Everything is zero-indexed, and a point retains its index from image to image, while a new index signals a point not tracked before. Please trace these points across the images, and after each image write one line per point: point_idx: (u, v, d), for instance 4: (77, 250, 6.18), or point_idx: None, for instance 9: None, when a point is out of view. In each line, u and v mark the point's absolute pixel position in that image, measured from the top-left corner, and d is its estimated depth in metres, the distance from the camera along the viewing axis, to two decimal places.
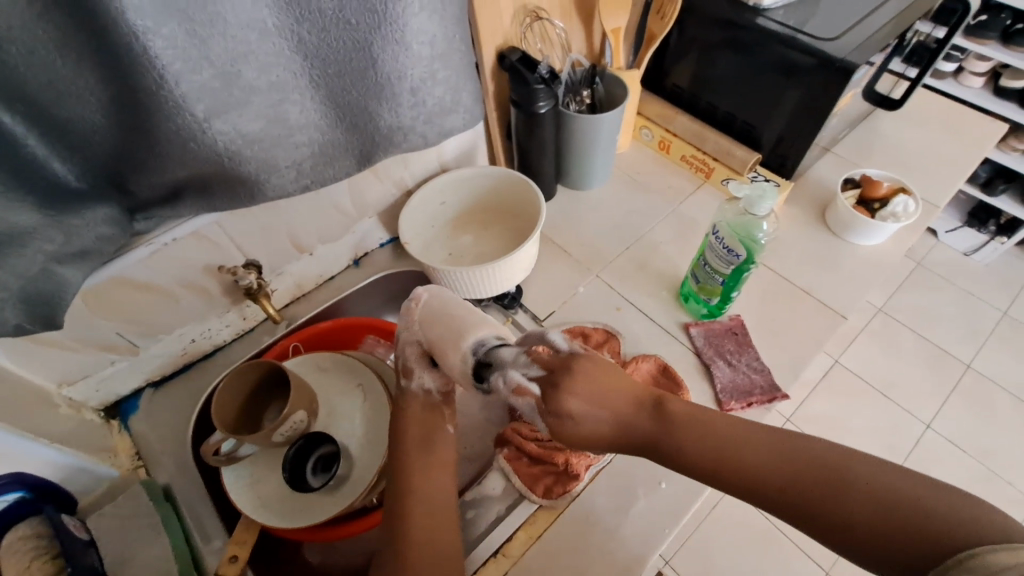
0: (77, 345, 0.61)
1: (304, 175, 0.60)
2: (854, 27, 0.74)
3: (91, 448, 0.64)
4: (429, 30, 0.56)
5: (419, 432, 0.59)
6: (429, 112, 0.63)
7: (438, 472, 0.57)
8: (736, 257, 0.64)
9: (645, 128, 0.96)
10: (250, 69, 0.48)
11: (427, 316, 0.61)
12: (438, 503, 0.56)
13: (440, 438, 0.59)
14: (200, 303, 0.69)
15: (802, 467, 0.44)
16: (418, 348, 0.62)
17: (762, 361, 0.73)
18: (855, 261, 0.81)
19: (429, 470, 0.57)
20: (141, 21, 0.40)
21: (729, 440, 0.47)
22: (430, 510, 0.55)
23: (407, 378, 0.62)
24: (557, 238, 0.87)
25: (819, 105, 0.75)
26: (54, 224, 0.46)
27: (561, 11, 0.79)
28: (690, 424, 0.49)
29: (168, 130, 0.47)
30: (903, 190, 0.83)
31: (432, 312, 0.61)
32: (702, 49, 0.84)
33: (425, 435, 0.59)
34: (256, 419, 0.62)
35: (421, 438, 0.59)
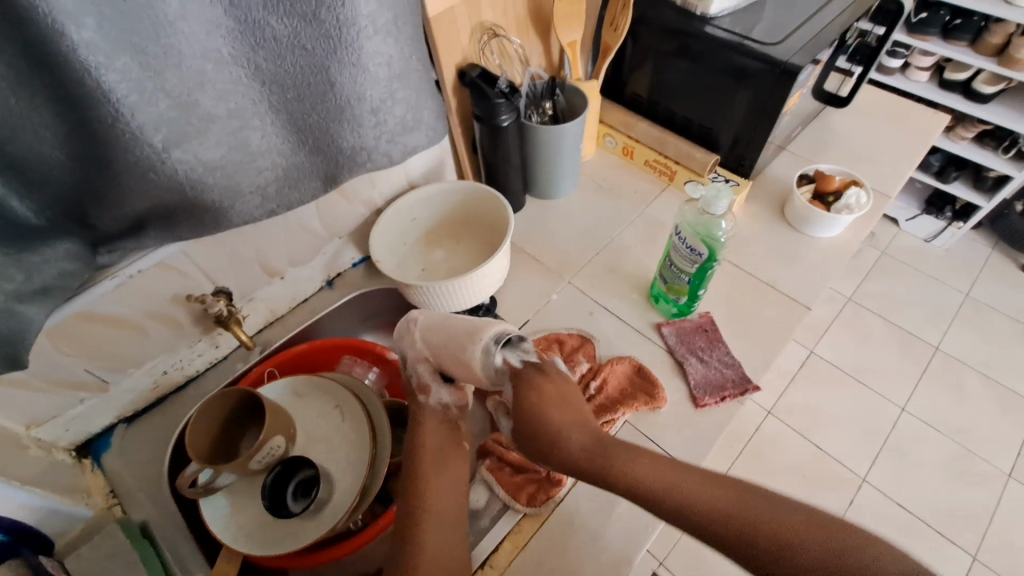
0: (44, 385, 0.60)
1: (269, 200, 0.60)
2: (796, 31, 0.78)
3: (64, 489, 0.62)
4: (386, 51, 0.57)
5: (431, 446, 0.62)
6: (391, 131, 0.64)
7: (449, 483, 0.60)
8: (699, 256, 0.65)
9: (609, 135, 0.98)
10: (207, 98, 0.49)
11: (430, 332, 0.65)
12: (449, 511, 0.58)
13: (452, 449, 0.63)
14: (171, 334, 0.69)
15: (757, 507, 0.48)
16: (430, 364, 0.65)
17: (733, 356, 0.74)
18: (815, 253, 0.84)
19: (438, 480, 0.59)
20: (93, 57, 0.40)
21: (683, 477, 0.52)
22: (444, 520, 0.57)
23: (424, 395, 0.65)
24: (528, 247, 0.89)
25: (769, 106, 0.79)
26: (13, 262, 0.46)
27: (518, 27, 0.81)
28: (647, 462, 0.54)
29: (127, 162, 0.47)
30: (855, 182, 0.87)
31: (436, 329, 0.64)
32: (656, 57, 0.87)
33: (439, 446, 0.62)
34: (232, 449, 0.61)
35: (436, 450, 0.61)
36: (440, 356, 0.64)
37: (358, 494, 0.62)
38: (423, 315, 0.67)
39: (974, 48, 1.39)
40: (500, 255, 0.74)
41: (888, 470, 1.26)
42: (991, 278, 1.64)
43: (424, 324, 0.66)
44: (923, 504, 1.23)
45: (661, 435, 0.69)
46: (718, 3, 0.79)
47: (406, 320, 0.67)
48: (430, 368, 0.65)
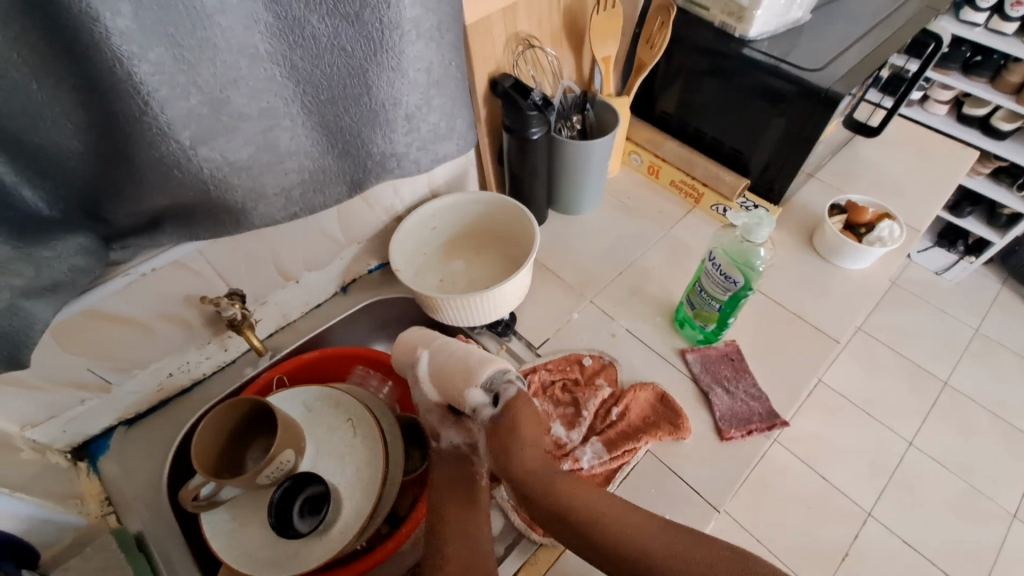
0: (44, 384, 0.57)
1: (293, 203, 0.57)
2: (837, 58, 0.76)
3: (58, 496, 0.59)
4: (425, 57, 0.55)
5: (456, 491, 0.58)
6: (422, 138, 0.62)
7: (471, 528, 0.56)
8: (734, 283, 0.63)
9: (635, 153, 0.97)
10: (240, 95, 0.47)
11: (436, 367, 0.59)
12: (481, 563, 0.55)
13: (473, 497, 0.58)
14: (180, 336, 0.66)
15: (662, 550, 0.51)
16: (438, 411, 0.59)
17: (759, 388, 0.72)
18: (844, 285, 0.82)
19: (464, 527, 0.56)
20: (127, 46, 0.38)
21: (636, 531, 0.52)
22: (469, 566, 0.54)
23: (436, 438, 0.60)
24: (550, 263, 0.86)
25: (804, 133, 0.77)
26: (22, 257, 0.43)
27: (553, 39, 0.80)
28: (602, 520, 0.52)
29: (152, 157, 0.45)
30: (888, 215, 0.85)
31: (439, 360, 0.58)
32: (688, 77, 0.86)
33: (464, 495, 0.58)
34: (237, 461, 0.58)
35: (464, 495, 0.58)
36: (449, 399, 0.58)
37: (370, 514, 0.59)
38: (432, 350, 0.60)
39: (993, 84, 1.38)
40: (523, 273, 0.71)
41: (899, 507, 1.22)
42: (1001, 315, 1.62)
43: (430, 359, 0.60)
44: (931, 544, 1.20)
45: (684, 467, 0.66)
46: (758, 26, 0.77)
47: (414, 352, 0.62)
48: (435, 406, 0.59)
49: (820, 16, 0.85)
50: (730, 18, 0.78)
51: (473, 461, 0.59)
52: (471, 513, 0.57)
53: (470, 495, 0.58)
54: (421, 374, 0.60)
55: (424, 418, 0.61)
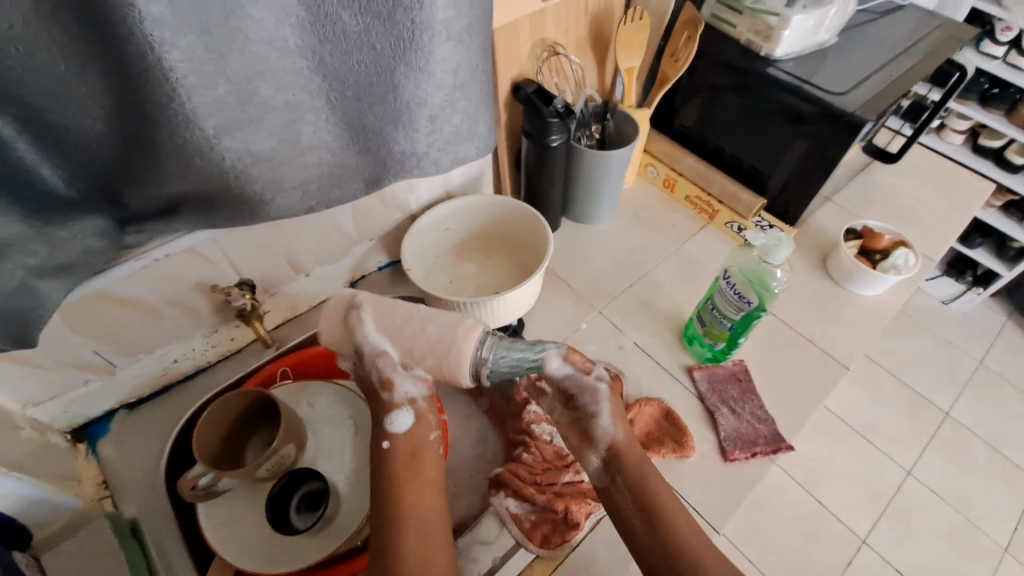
0: (50, 364, 0.57)
1: (310, 196, 0.57)
2: (862, 83, 0.76)
3: (57, 477, 0.59)
4: (453, 59, 0.55)
5: (411, 474, 0.57)
6: (444, 140, 0.61)
7: (424, 488, 0.57)
8: (748, 304, 0.63)
9: (651, 165, 0.96)
10: (267, 87, 0.46)
11: (387, 326, 0.60)
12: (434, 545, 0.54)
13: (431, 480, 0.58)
14: (187, 322, 0.66)
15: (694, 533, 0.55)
16: (391, 358, 0.60)
17: (766, 411, 0.71)
18: (856, 312, 0.82)
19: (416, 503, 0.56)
20: (159, 33, 0.38)
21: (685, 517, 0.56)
22: (428, 548, 0.53)
23: (386, 391, 0.60)
24: (561, 271, 0.86)
25: (823, 157, 0.77)
26: (37, 236, 0.44)
27: (577, 46, 0.79)
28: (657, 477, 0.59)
29: (175, 144, 0.45)
30: (904, 243, 0.84)
31: (390, 315, 0.60)
32: (710, 93, 0.86)
33: (410, 458, 0.58)
34: (238, 454, 0.58)
35: (422, 477, 0.57)
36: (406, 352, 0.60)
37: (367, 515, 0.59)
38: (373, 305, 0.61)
39: (1011, 117, 1.37)
40: (534, 281, 0.71)
41: (896, 537, 1.19)
42: (1005, 348, 1.60)
43: (375, 313, 0.61)
44: None
45: (686, 486, 0.65)
46: (784, 45, 0.77)
47: (352, 308, 0.61)
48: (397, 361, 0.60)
49: (847, 39, 0.84)
50: (757, 36, 0.78)
51: (427, 416, 0.61)
52: (426, 489, 0.57)
53: (411, 467, 0.57)
54: (366, 323, 0.61)
55: (374, 373, 0.60)
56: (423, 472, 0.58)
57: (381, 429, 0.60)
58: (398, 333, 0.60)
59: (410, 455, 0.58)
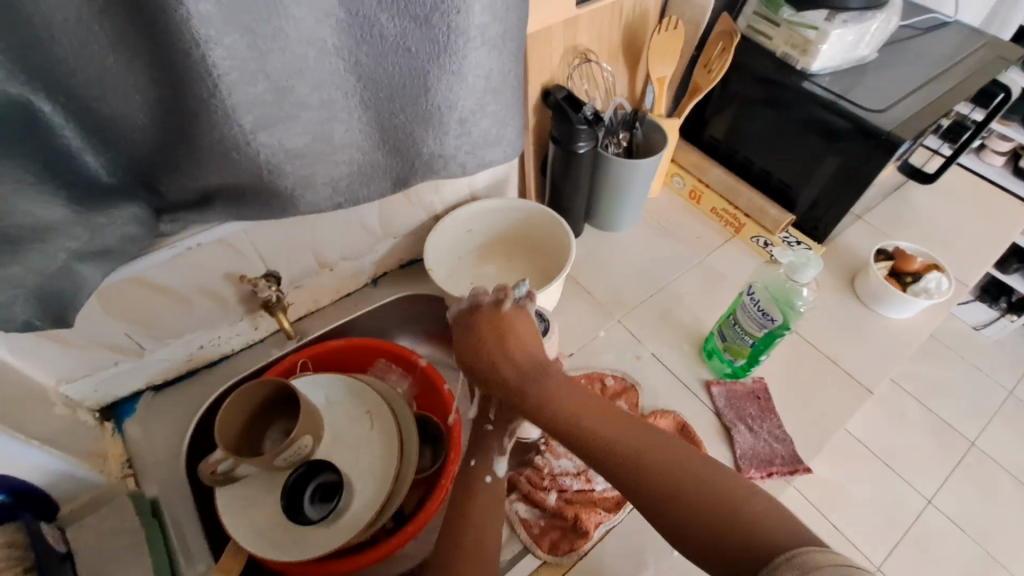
0: (84, 344, 0.59)
1: (339, 193, 0.58)
2: (901, 101, 0.74)
3: (83, 452, 0.60)
4: (487, 64, 0.55)
5: (487, 512, 0.55)
6: (473, 142, 0.62)
7: (492, 513, 0.55)
8: (771, 321, 0.62)
9: (678, 175, 0.95)
10: (304, 86, 0.47)
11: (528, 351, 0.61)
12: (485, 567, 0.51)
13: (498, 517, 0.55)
14: (215, 310, 0.67)
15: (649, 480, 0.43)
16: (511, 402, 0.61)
17: (785, 430, 0.70)
18: (883, 335, 0.80)
19: (480, 518, 0.54)
20: (205, 31, 0.39)
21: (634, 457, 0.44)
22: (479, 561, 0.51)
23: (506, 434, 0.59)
24: (581, 277, 0.86)
25: (857, 174, 0.75)
26: (80, 220, 0.46)
27: (610, 54, 0.79)
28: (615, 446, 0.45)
29: (213, 138, 0.46)
30: (937, 266, 0.82)
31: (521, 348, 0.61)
32: (741, 104, 0.85)
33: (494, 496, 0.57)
34: (257, 441, 0.59)
35: (492, 514, 0.55)
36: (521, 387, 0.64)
37: (379, 509, 0.59)
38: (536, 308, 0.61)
39: None
40: (553, 288, 0.71)
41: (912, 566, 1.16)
42: None
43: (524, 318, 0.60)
44: None
45: None
46: (822, 60, 0.76)
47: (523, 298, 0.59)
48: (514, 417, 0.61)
49: (888, 54, 0.82)
50: (794, 49, 0.77)
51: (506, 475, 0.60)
52: (492, 514, 0.55)
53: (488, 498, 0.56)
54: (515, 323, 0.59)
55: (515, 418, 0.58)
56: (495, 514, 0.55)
57: (484, 460, 0.58)
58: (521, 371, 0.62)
59: (493, 496, 0.57)
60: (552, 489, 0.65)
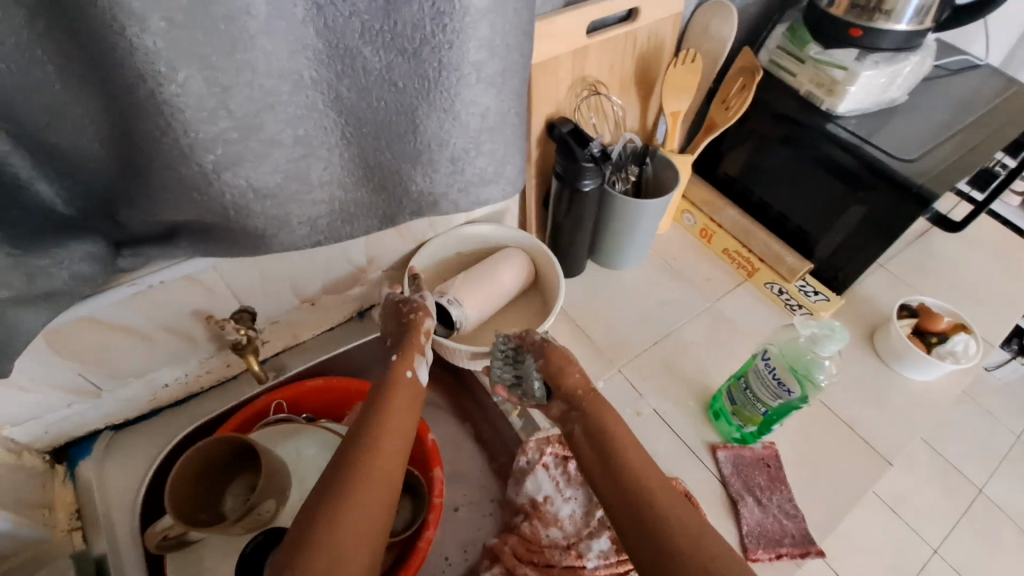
0: (32, 385, 0.54)
1: (318, 232, 0.52)
2: (934, 149, 0.69)
3: (24, 504, 0.55)
4: (483, 101, 0.49)
5: (402, 408, 0.52)
6: (466, 181, 0.55)
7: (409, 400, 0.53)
8: (788, 393, 0.56)
9: (688, 212, 0.90)
10: (274, 122, 0.42)
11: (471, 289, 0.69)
12: (392, 470, 0.47)
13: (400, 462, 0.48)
14: (181, 348, 0.62)
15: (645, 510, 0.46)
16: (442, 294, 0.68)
17: (796, 506, 0.64)
18: (904, 398, 0.74)
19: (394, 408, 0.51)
20: (153, 63, 0.34)
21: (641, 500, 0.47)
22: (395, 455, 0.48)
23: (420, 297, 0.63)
24: (581, 319, 0.80)
25: (883, 228, 0.69)
26: (17, 265, 0.41)
27: (621, 85, 0.74)
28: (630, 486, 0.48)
29: (171, 176, 0.41)
30: (966, 327, 0.75)
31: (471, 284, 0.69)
32: (759, 143, 0.79)
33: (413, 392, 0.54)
34: (215, 501, 0.53)
35: (409, 408, 0.52)
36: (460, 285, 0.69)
37: None
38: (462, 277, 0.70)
39: None
40: (538, 333, 0.68)
41: None
42: None
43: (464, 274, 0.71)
44: None
45: None
46: (849, 102, 0.70)
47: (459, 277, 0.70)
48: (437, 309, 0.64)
49: (919, 97, 0.77)
50: (819, 89, 0.72)
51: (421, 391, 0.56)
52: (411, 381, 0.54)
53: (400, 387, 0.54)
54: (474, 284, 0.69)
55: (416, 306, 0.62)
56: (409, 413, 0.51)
57: (407, 357, 0.56)
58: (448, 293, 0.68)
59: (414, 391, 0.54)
60: (536, 563, 0.60)
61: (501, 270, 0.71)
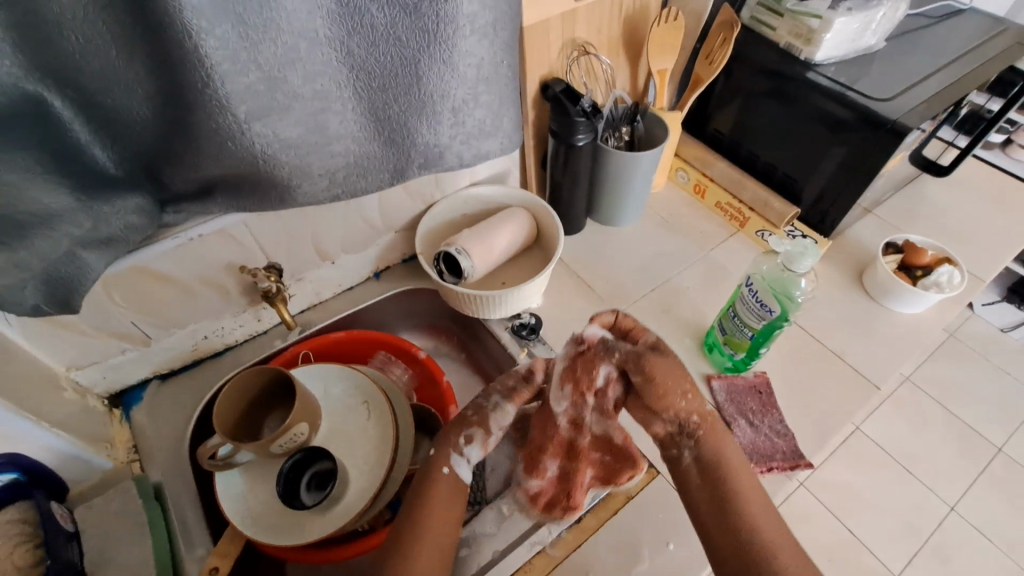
0: (93, 332, 0.61)
1: (335, 185, 0.59)
2: (910, 89, 0.73)
3: (91, 436, 0.62)
4: (477, 52, 0.55)
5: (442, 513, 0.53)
6: (467, 133, 0.62)
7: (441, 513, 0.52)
8: (769, 312, 0.60)
9: (682, 170, 0.94)
10: (296, 76, 0.48)
11: (477, 243, 0.73)
12: None
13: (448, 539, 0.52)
14: (218, 301, 0.69)
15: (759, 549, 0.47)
16: (453, 245, 0.73)
17: (787, 425, 0.69)
18: (893, 330, 0.78)
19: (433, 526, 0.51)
20: (197, 21, 0.40)
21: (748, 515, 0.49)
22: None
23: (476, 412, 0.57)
24: (581, 271, 0.86)
25: (862, 167, 0.74)
26: (84, 209, 0.48)
27: (610, 47, 0.79)
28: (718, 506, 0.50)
29: (209, 128, 0.48)
30: (949, 259, 0.79)
31: (479, 238, 0.74)
32: (745, 97, 0.84)
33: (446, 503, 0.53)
34: (256, 427, 0.61)
35: (449, 516, 0.53)
36: (469, 239, 0.73)
37: (371, 498, 0.60)
38: (470, 233, 0.74)
39: None
40: (539, 281, 0.73)
41: None
42: None
43: (472, 231, 0.75)
44: None
45: None
46: (826, 49, 0.75)
47: (468, 232, 0.75)
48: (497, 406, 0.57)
49: (898, 44, 0.81)
50: (797, 39, 0.76)
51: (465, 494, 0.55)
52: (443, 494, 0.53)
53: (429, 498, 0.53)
54: (481, 237, 0.74)
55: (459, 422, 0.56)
56: (449, 520, 0.52)
57: (442, 454, 0.55)
58: (459, 242, 0.73)
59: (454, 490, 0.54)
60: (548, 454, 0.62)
61: (504, 223, 0.76)
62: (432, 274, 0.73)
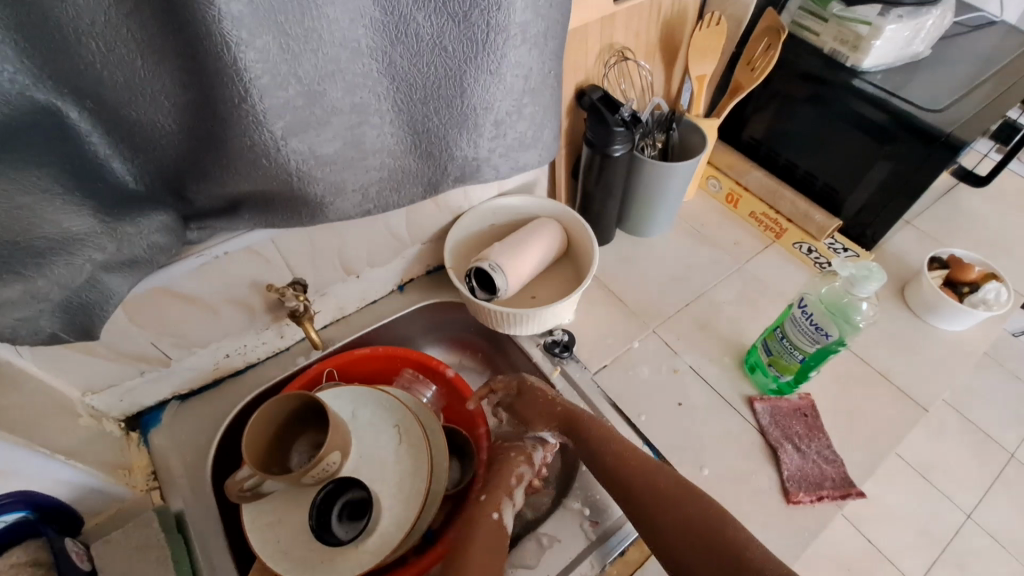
0: (112, 354, 0.58)
1: (368, 201, 0.55)
2: (961, 99, 0.70)
3: (109, 464, 0.59)
4: (526, 63, 0.52)
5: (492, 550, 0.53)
6: (507, 145, 0.59)
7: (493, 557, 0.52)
8: (825, 336, 0.58)
9: (714, 178, 0.91)
10: (335, 89, 0.45)
11: (510, 258, 0.69)
12: None
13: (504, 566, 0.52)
14: (241, 319, 0.66)
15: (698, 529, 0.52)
16: (486, 260, 0.69)
17: (835, 451, 0.66)
18: (938, 348, 0.75)
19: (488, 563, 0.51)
20: (236, 32, 0.37)
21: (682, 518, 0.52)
22: None
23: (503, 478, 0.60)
24: (613, 285, 0.82)
25: (909, 181, 0.71)
26: (107, 232, 0.43)
27: (646, 52, 0.76)
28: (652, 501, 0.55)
29: (242, 145, 0.44)
30: (996, 276, 0.77)
31: (512, 251, 0.70)
32: (783, 103, 0.81)
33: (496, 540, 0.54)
34: (285, 455, 0.58)
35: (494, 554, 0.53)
36: (503, 252, 0.70)
37: (408, 531, 0.57)
38: (501, 246, 0.71)
39: None
40: (575, 297, 0.70)
41: None
42: None
43: (503, 245, 0.71)
44: None
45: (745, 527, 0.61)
46: (874, 57, 0.71)
47: (500, 245, 0.71)
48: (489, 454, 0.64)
49: (942, 50, 0.78)
50: (843, 46, 0.73)
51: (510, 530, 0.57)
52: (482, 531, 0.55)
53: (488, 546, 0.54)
54: (514, 250, 0.70)
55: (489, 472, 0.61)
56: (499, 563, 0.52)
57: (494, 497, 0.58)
58: (491, 257, 0.69)
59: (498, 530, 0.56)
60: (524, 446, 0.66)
61: (537, 236, 0.73)
62: (463, 289, 0.70)
